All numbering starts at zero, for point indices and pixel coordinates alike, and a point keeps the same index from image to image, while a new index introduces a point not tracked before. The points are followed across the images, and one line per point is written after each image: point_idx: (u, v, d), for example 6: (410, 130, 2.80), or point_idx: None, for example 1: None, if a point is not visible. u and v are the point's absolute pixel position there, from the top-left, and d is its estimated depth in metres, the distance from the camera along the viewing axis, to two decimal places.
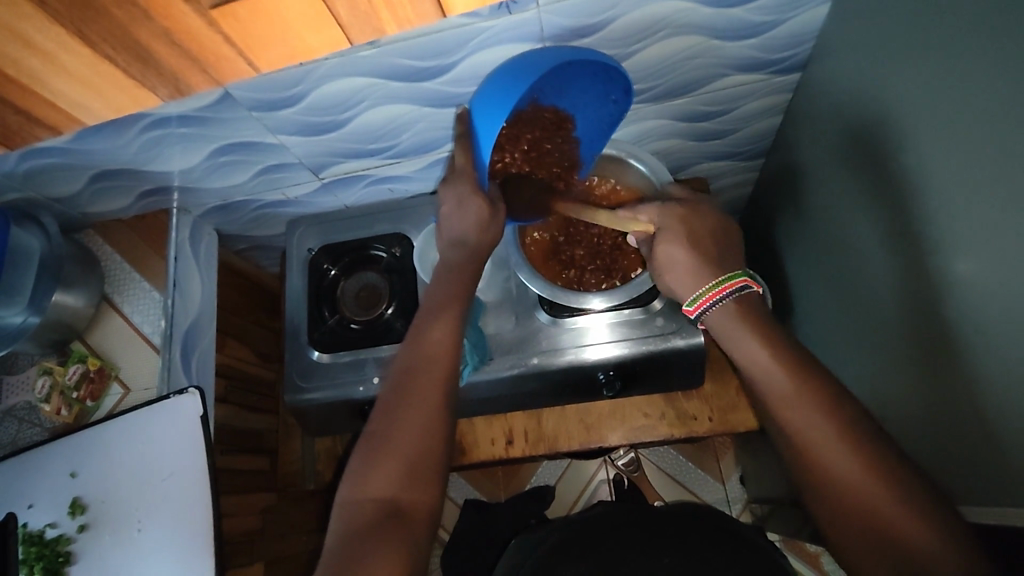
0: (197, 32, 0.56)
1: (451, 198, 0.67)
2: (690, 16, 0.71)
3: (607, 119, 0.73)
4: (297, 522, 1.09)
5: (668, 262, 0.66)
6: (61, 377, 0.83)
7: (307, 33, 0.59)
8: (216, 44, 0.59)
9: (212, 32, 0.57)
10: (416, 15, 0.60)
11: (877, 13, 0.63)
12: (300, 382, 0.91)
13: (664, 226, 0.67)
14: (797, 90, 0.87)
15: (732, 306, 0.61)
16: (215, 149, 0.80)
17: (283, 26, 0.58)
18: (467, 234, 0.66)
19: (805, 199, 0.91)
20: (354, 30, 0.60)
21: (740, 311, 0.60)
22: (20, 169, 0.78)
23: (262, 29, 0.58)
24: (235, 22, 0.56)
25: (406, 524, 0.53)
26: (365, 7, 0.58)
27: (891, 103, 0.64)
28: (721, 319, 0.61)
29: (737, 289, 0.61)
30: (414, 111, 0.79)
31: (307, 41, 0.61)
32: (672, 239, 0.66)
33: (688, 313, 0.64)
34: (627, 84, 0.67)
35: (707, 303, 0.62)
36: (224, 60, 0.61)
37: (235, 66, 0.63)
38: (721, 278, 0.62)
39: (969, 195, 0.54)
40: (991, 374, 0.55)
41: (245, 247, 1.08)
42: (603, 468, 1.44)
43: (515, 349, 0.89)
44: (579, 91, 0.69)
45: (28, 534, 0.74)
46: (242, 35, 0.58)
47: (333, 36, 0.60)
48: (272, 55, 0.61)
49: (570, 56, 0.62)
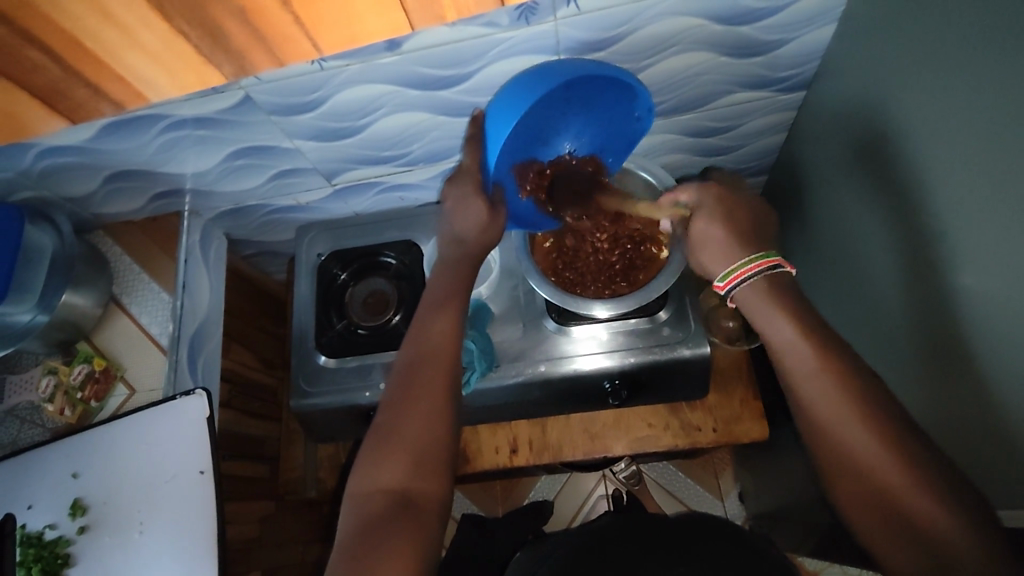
0: (268, 12, 0.54)
1: (453, 197, 0.69)
2: (702, 32, 0.73)
3: (626, 133, 0.73)
4: (294, 532, 1.07)
5: (701, 240, 0.64)
6: (66, 377, 0.82)
7: (370, 17, 0.57)
8: (284, 26, 0.56)
9: (280, 12, 0.54)
10: (474, 3, 0.59)
11: (882, 33, 0.66)
12: (306, 387, 0.90)
13: (703, 203, 0.64)
14: (801, 109, 0.89)
15: (764, 282, 0.59)
16: (230, 152, 0.81)
17: (347, 7, 0.55)
18: (465, 233, 0.68)
19: (810, 215, 0.93)
20: (415, 13, 0.58)
21: (770, 291, 0.58)
22: (35, 167, 0.79)
23: (330, 14, 0.55)
24: (306, 2, 0.53)
25: (417, 513, 0.53)
26: None
27: (898, 119, 0.66)
28: (751, 293, 0.59)
29: (772, 266, 0.59)
30: (428, 119, 0.80)
31: (369, 28, 0.58)
32: (708, 216, 0.63)
33: (718, 288, 0.62)
34: (646, 101, 0.67)
35: (745, 276, 0.59)
36: (287, 42, 0.58)
37: (298, 51, 0.59)
38: (754, 256, 0.60)
39: (974, 201, 0.56)
40: (1000, 373, 0.56)
41: (252, 253, 1.09)
42: (601, 484, 1.43)
43: (521, 357, 0.89)
44: (600, 105, 0.69)
45: (27, 535, 0.73)
46: (310, 18, 0.55)
47: (394, 22, 0.58)
48: (332, 40, 0.58)
49: (592, 70, 0.62)
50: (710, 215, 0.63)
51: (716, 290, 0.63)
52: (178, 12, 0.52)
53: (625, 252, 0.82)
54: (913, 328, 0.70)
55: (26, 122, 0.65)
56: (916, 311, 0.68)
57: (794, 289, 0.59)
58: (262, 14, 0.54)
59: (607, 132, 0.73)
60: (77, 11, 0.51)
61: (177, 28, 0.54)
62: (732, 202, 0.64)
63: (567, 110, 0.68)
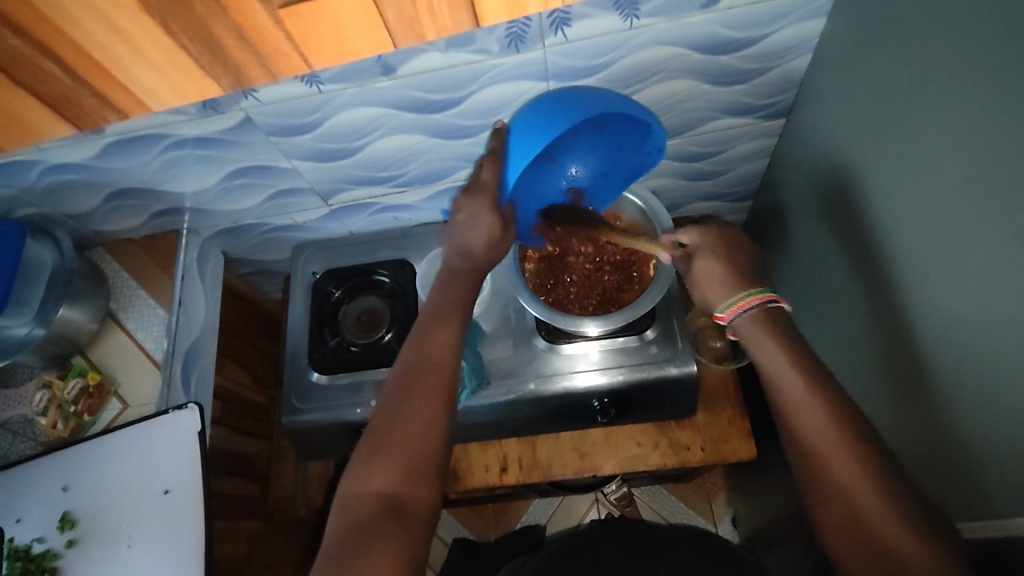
0: (264, 29, 0.57)
1: (465, 210, 0.68)
2: (685, 61, 0.77)
3: (633, 162, 0.75)
4: (284, 553, 1.07)
5: (703, 275, 0.68)
6: (60, 391, 0.83)
7: (358, 34, 0.60)
8: (279, 42, 0.59)
9: (277, 30, 0.57)
10: (452, 23, 0.60)
11: (853, 62, 0.69)
12: (298, 403, 0.91)
13: (703, 245, 0.70)
14: (782, 136, 0.93)
15: (760, 315, 0.63)
16: (229, 171, 0.84)
17: (336, 26, 0.58)
18: (474, 246, 0.68)
19: (792, 239, 0.96)
20: (399, 36, 0.60)
21: (768, 324, 0.62)
22: (39, 184, 0.82)
23: (320, 31, 0.58)
24: (297, 20, 0.57)
25: (408, 518, 0.54)
26: (411, 12, 0.58)
27: (870, 143, 0.69)
28: (750, 324, 0.63)
29: (766, 302, 0.64)
30: (423, 142, 0.83)
31: (359, 44, 0.61)
32: (707, 255, 0.69)
33: (718, 317, 0.66)
34: (660, 142, 0.70)
35: (743, 309, 0.64)
36: (281, 56, 0.61)
37: (292, 65, 0.62)
38: (753, 291, 0.65)
39: (938, 217, 0.59)
40: (968, 384, 0.58)
41: (249, 271, 1.11)
42: (594, 508, 1.42)
43: (512, 374, 0.91)
44: (613, 136, 0.71)
45: (15, 548, 0.73)
46: (301, 35, 0.58)
47: (381, 40, 0.61)
48: (321, 56, 0.61)
49: (614, 108, 0.64)
50: (711, 253, 0.69)
51: (717, 320, 0.67)
52: (180, 28, 0.55)
53: (613, 271, 0.85)
54: (888, 345, 0.72)
55: (34, 132, 0.67)
56: (891, 327, 0.70)
57: (790, 326, 0.62)
58: (258, 29, 0.57)
59: (616, 160, 0.74)
60: (89, 25, 0.54)
61: (180, 43, 0.57)
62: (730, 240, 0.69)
63: (580, 133, 0.69)
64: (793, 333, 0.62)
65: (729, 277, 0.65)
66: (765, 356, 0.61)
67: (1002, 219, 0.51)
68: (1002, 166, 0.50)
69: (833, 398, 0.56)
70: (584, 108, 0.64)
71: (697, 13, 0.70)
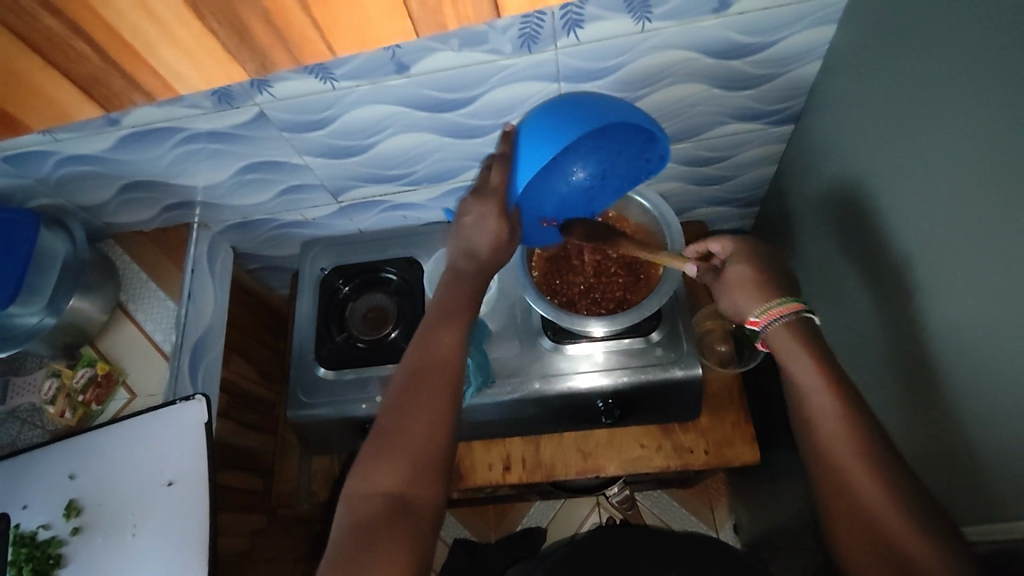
0: (290, 13, 0.58)
1: (474, 211, 0.67)
2: (697, 65, 0.77)
3: (633, 171, 0.75)
4: (286, 548, 1.07)
5: (734, 281, 0.66)
6: (69, 380, 0.84)
7: (381, 23, 0.61)
8: (304, 28, 0.60)
9: (301, 14, 0.58)
10: (474, 12, 0.61)
11: (864, 67, 0.70)
12: (304, 397, 0.92)
13: (732, 253, 0.69)
14: (791, 142, 0.93)
15: (793, 326, 0.61)
16: (240, 166, 0.85)
17: (360, 12, 0.59)
18: (479, 248, 0.67)
19: (799, 245, 0.96)
20: (421, 23, 0.61)
21: (795, 335, 0.61)
22: (54, 175, 0.83)
23: (345, 16, 0.59)
24: (322, 4, 0.58)
25: (413, 518, 0.54)
26: (434, 2, 0.59)
27: (879, 148, 0.70)
28: (783, 335, 0.61)
29: (797, 311, 0.62)
30: (434, 140, 0.84)
31: (381, 32, 0.62)
32: (741, 260, 0.67)
33: (751, 323, 0.64)
34: (661, 151, 0.70)
35: (777, 316, 0.62)
36: (305, 41, 0.62)
37: (315, 51, 0.63)
38: (785, 300, 0.63)
39: (943, 220, 0.60)
40: (974, 387, 0.58)
41: (257, 267, 1.12)
42: (595, 512, 1.42)
43: (517, 373, 0.91)
44: (616, 146, 0.71)
45: (21, 534, 0.74)
46: (326, 20, 0.60)
47: (403, 28, 0.62)
48: (344, 43, 0.62)
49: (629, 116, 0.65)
50: (741, 259, 0.67)
51: (749, 326, 0.64)
52: (211, 12, 0.57)
53: (619, 271, 0.86)
54: (893, 351, 0.72)
55: (52, 118, 0.69)
56: (897, 333, 0.71)
57: (818, 336, 0.61)
58: (283, 13, 0.58)
59: (618, 169, 0.74)
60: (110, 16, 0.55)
61: (208, 26, 0.58)
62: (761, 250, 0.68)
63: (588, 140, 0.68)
64: (822, 344, 0.61)
65: (761, 279, 0.65)
66: (793, 368, 0.60)
67: (1011, 223, 0.51)
68: (1013, 170, 0.50)
69: (838, 402, 0.57)
70: (603, 114, 0.65)
71: (709, 17, 0.70)
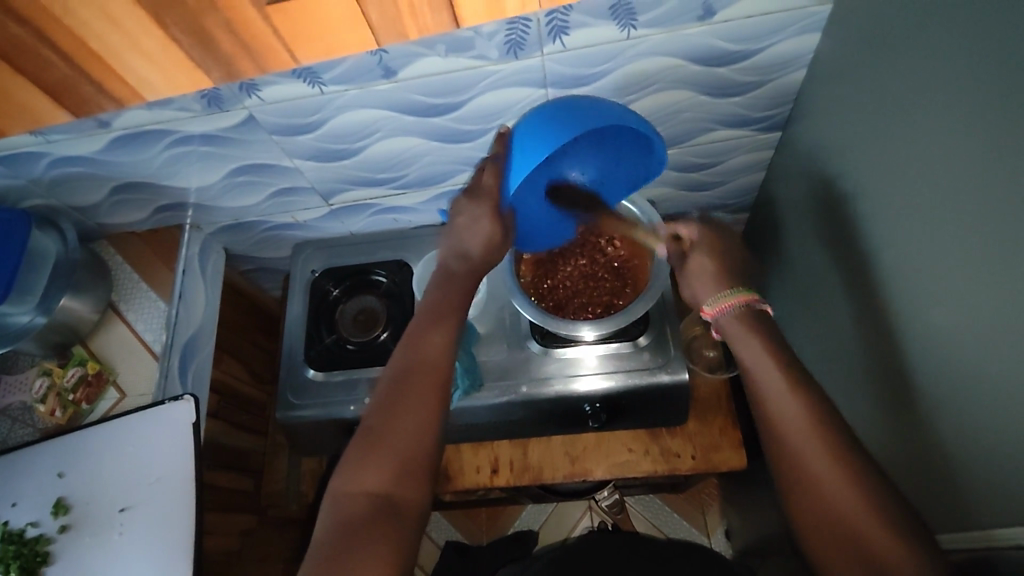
0: (251, 24, 0.60)
1: (467, 212, 0.68)
2: (683, 72, 0.78)
3: (631, 173, 0.74)
4: (275, 549, 1.07)
5: (695, 271, 0.69)
6: (59, 379, 0.85)
7: (343, 31, 0.62)
8: (265, 37, 0.62)
9: (263, 24, 0.60)
10: (433, 23, 0.63)
11: (847, 75, 0.70)
12: (293, 399, 0.92)
13: (698, 239, 0.71)
14: (779, 149, 0.93)
15: (744, 316, 0.63)
16: (231, 168, 0.85)
17: (322, 21, 0.61)
18: (472, 249, 0.68)
19: (787, 252, 0.96)
20: (383, 31, 0.63)
21: (746, 323, 0.62)
22: (46, 176, 0.84)
23: (306, 27, 0.61)
24: (283, 15, 0.60)
25: (398, 519, 0.55)
26: (393, 10, 0.61)
27: (861, 156, 0.70)
28: (735, 325, 0.63)
29: (749, 301, 0.64)
30: (422, 145, 0.84)
31: (344, 41, 0.64)
32: (701, 251, 0.70)
33: (706, 314, 0.66)
34: (658, 155, 0.70)
35: (729, 306, 0.64)
36: (268, 50, 0.63)
37: (280, 60, 0.65)
38: (736, 290, 0.65)
39: (921, 227, 0.60)
40: (951, 395, 0.58)
41: (250, 268, 1.13)
42: (587, 516, 1.42)
43: (505, 376, 0.91)
44: (613, 149, 0.71)
45: (9, 532, 0.74)
46: (289, 30, 0.61)
47: (364, 37, 0.64)
48: (307, 52, 0.64)
49: (623, 121, 0.65)
50: (703, 249, 0.70)
51: (704, 316, 0.67)
52: (173, 21, 0.59)
53: (608, 275, 0.86)
54: (876, 358, 0.72)
55: (44, 119, 0.70)
56: (879, 340, 0.71)
57: (770, 327, 0.62)
58: (246, 24, 0.60)
59: (616, 172, 0.74)
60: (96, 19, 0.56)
61: (172, 35, 0.60)
62: (722, 239, 0.71)
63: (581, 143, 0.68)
64: (774, 335, 0.62)
65: (718, 270, 0.68)
66: (750, 358, 0.60)
67: (987, 233, 0.51)
68: (987, 180, 0.50)
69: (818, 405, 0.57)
70: (596, 119, 0.64)
71: (694, 25, 0.71)
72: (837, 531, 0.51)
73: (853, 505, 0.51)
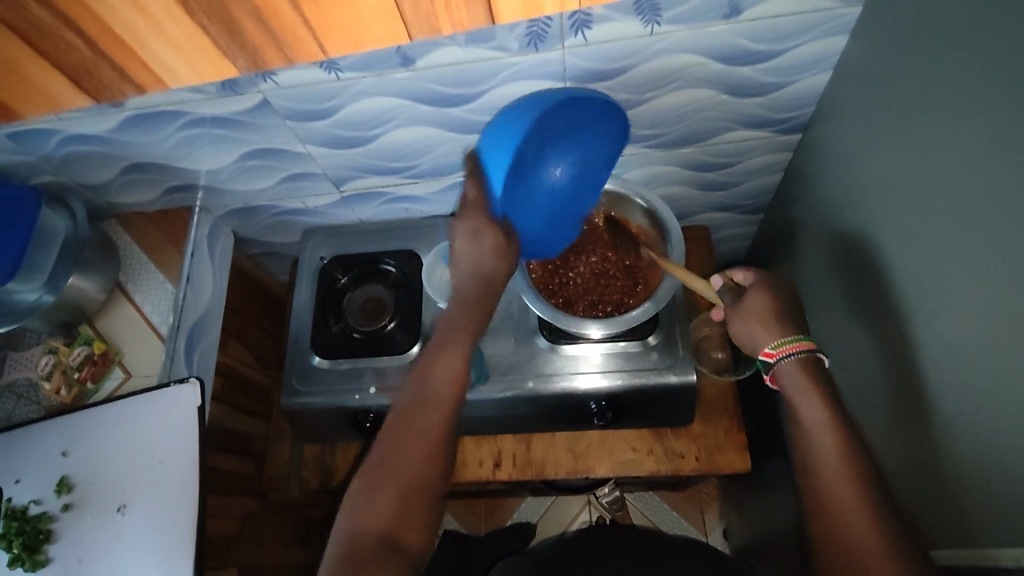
0: (281, 13, 0.59)
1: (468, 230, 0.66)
2: (704, 70, 0.76)
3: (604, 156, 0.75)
4: (275, 532, 1.08)
5: (752, 308, 0.67)
6: (65, 357, 0.84)
7: (373, 24, 0.62)
8: (294, 26, 0.61)
9: (292, 13, 0.59)
10: (468, 17, 0.63)
11: (873, 81, 0.69)
12: (298, 385, 0.92)
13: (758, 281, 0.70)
14: (797, 151, 0.92)
15: (804, 363, 0.62)
16: (243, 151, 0.84)
17: (352, 14, 0.60)
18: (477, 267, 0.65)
19: (800, 256, 0.96)
20: (414, 25, 0.63)
21: (805, 372, 0.61)
22: (57, 153, 0.83)
23: (337, 18, 0.60)
24: (314, 5, 0.59)
25: (403, 552, 0.54)
26: (428, 6, 0.61)
27: (883, 163, 0.69)
28: (794, 372, 0.62)
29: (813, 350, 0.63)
30: (437, 135, 0.83)
31: (372, 33, 0.63)
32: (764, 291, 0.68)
33: (767, 354, 0.64)
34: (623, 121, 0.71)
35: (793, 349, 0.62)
36: (297, 40, 0.63)
37: (308, 50, 0.64)
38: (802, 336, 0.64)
39: (940, 241, 0.59)
40: (963, 409, 0.58)
41: (258, 253, 1.12)
42: (585, 510, 1.43)
43: (512, 371, 0.91)
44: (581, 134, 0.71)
45: (12, 508, 0.75)
46: (318, 21, 0.61)
47: (394, 31, 0.63)
48: (336, 42, 0.63)
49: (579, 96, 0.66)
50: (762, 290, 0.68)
51: (763, 357, 0.65)
52: (199, 7, 0.57)
53: (619, 274, 0.86)
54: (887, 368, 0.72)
55: (56, 97, 0.69)
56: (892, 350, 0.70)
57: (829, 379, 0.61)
58: (275, 12, 0.59)
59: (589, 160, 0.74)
60: None
61: (200, 22, 0.59)
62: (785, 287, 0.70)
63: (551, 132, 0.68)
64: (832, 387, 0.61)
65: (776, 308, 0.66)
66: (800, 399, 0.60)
67: (1010, 249, 0.50)
68: (1012, 196, 0.50)
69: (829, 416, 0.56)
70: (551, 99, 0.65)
71: (719, 23, 0.70)
72: (852, 557, 0.52)
73: (871, 533, 0.52)
